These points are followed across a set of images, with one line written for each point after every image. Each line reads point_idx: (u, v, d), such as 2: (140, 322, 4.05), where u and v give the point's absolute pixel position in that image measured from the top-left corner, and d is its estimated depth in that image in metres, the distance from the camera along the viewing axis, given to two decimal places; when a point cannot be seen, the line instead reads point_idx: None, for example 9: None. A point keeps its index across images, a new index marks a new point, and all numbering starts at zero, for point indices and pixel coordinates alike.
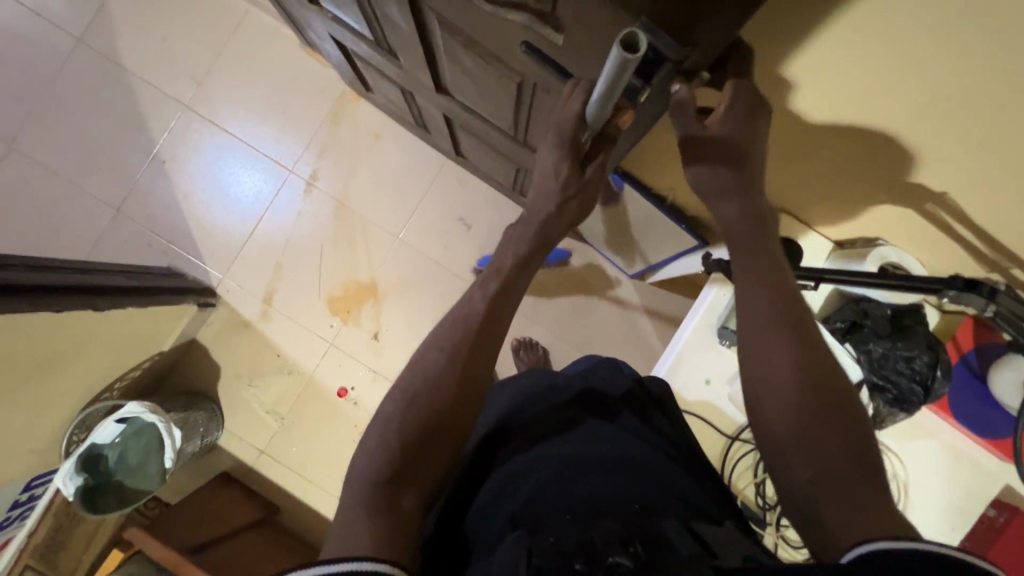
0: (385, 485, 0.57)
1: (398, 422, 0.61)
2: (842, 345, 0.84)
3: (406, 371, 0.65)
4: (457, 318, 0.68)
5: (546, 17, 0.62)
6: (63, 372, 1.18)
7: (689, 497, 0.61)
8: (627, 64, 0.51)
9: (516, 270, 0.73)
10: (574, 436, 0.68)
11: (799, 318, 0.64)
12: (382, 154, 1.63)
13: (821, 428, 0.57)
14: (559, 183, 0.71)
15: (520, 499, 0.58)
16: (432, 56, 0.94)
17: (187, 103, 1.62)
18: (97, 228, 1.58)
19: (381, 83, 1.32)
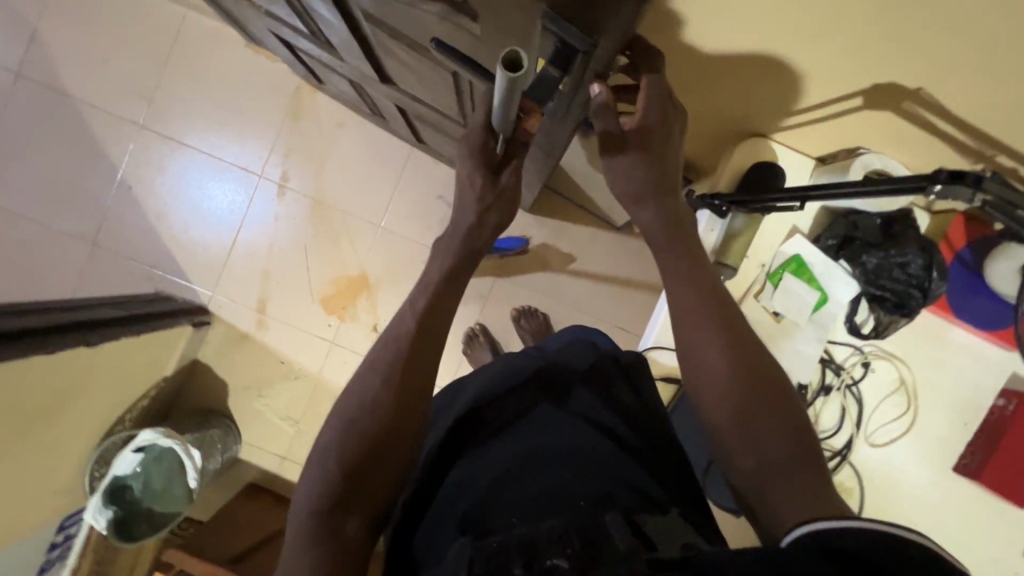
0: (325, 513, 0.59)
1: (335, 451, 0.62)
2: (836, 261, 0.84)
3: (343, 397, 0.65)
4: (386, 340, 0.68)
5: (459, 8, 0.57)
6: (68, 417, 1.17)
7: (639, 484, 0.64)
8: (514, 83, 0.50)
9: (444, 283, 0.71)
10: (527, 429, 0.70)
11: (722, 309, 0.67)
12: (348, 144, 1.59)
13: (754, 412, 0.61)
14: (476, 196, 0.71)
15: (471, 503, 0.62)
16: (369, 48, 0.89)
17: (141, 123, 1.57)
18: (76, 265, 1.55)
19: (331, 75, 1.27)
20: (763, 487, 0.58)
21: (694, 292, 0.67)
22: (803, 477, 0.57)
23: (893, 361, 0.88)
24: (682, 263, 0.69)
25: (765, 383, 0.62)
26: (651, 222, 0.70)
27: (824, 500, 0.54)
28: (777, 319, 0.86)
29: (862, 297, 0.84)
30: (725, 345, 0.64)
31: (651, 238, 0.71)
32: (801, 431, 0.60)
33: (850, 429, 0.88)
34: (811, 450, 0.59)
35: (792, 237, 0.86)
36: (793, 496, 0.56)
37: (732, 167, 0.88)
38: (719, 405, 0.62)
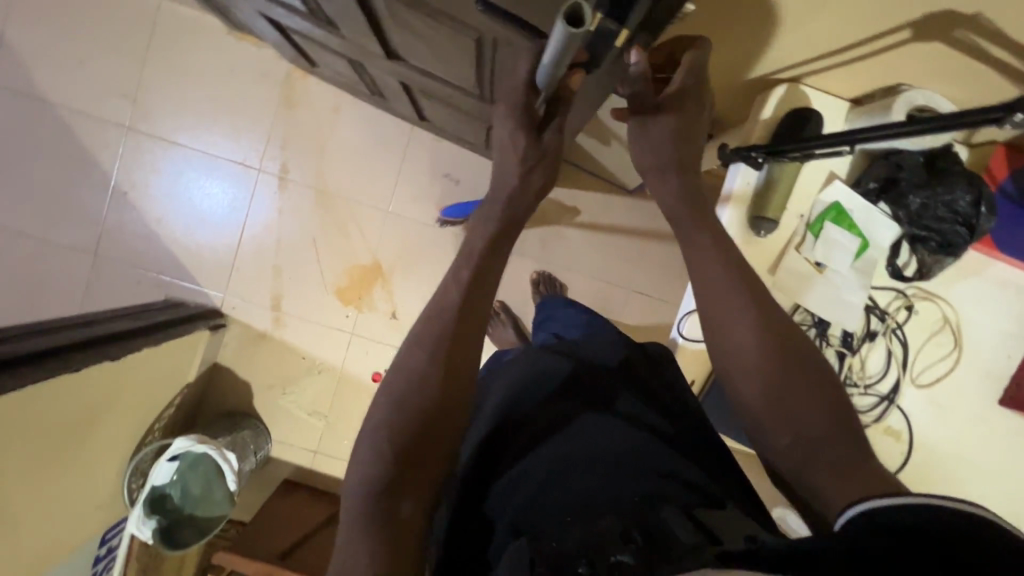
0: (379, 497, 0.56)
1: (388, 427, 0.58)
2: (876, 205, 0.83)
3: (389, 373, 0.62)
4: (431, 315, 0.64)
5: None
6: (100, 431, 1.16)
7: (690, 477, 0.63)
8: (574, 38, 0.47)
9: (488, 254, 0.67)
10: (568, 433, 0.68)
11: (750, 282, 0.65)
12: (347, 129, 1.53)
13: (788, 389, 0.60)
14: (518, 159, 0.67)
15: (516, 505, 0.61)
16: (375, 21, 0.84)
17: (128, 124, 1.50)
18: (81, 279, 1.51)
19: (325, 56, 1.21)
20: (799, 465, 0.58)
21: (721, 268, 0.66)
22: (846, 454, 0.56)
23: (937, 301, 0.87)
24: (702, 237, 0.68)
25: (795, 359, 0.61)
26: (672, 200, 0.70)
27: (870, 478, 0.54)
28: (819, 269, 0.84)
29: (903, 239, 0.83)
30: (756, 322, 0.63)
31: (674, 214, 0.70)
32: (840, 406, 0.59)
33: (896, 373, 0.87)
34: (852, 426, 0.58)
35: (830, 184, 0.83)
36: (836, 474, 0.55)
37: (765, 119, 0.83)
38: (753, 383, 0.61)
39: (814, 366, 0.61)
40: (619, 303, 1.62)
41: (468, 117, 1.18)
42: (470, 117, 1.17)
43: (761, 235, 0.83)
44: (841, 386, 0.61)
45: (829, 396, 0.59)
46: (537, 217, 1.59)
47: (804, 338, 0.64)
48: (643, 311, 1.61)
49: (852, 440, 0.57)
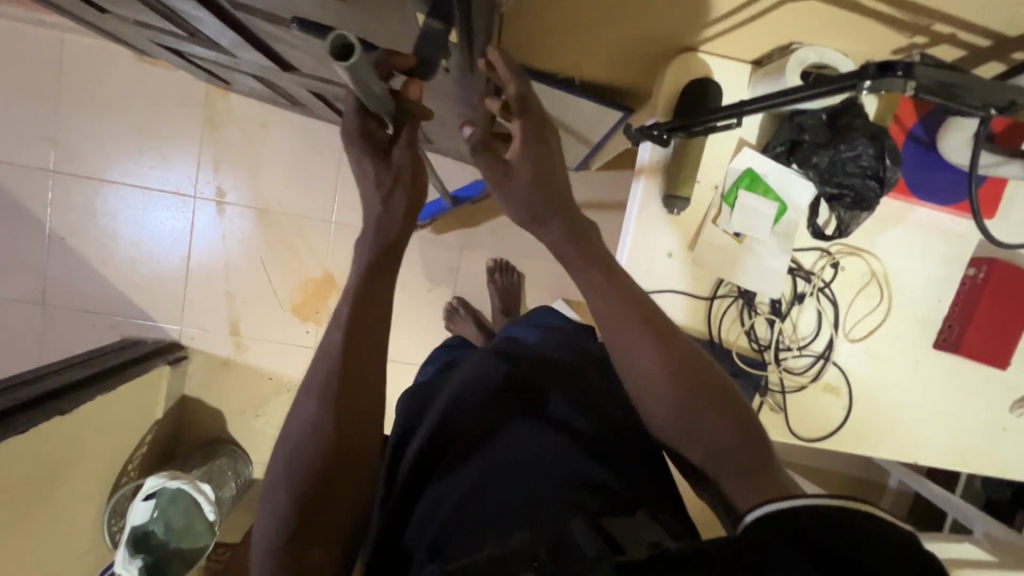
0: (285, 545, 0.60)
1: (286, 480, 0.60)
2: (788, 166, 0.81)
3: (288, 421, 0.63)
4: (319, 356, 0.64)
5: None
6: (69, 481, 1.17)
7: (598, 478, 0.66)
8: (354, 68, 0.48)
9: (364, 287, 0.64)
10: (497, 443, 0.70)
11: (646, 311, 0.71)
12: (278, 142, 1.50)
13: (690, 405, 0.66)
14: (376, 187, 0.63)
15: (437, 522, 0.62)
16: (255, 39, 0.81)
17: (53, 168, 1.46)
18: (33, 329, 1.49)
19: (233, 74, 1.18)
20: (715, 473, 0.65)
21: (619, 299, 0.70)
22: (753, 460, 0.64)
23: (860, 255, 0.86)
24: (595, 274, 0.72)
25: (698, 379, 0.67)
26: (556, 240, 0.70)
27: (771, 481, 0.62)
28: (738, 239, 0.83)
29: (819, 198, 0.82)
30: (656, 347, 0.69)
31: (560, 251, 0.71)
32: (743, 415, 0.66)
33: (828, 331, 0.88)
34: (755, 434, 0.65)
35: (740, 151, 0.82)
36: (744, 480, 0.62)
37: (664, 92, 0.80)
38: (658, 403, 0.68)
39: (714, 380, 0.68)
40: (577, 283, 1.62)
41: None
42: None
43: (675, 212, 0.82)
44: (742, 397, 0.68)
45: (734, 410, 0.66)
46: (485, 207, 1.58)
47: (703, 355, 0.70)
48: None
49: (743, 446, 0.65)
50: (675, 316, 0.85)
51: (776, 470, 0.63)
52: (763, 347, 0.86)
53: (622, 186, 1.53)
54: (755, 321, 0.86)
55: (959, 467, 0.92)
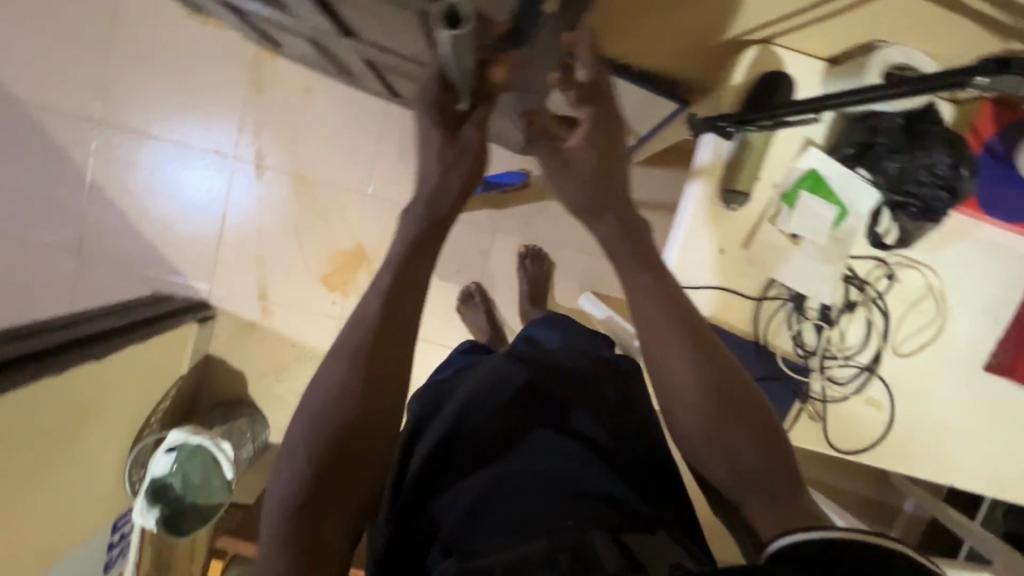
0: (294, 517, 0.58)
1: (304, 449, 0.59)
2: (854, 170, 0.79)
3: (309, 390, 0.62)
4: (353, 328, 0.62)
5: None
6: (96, 427, 1.18)
7: (619, 496, 0.69)
8: (457, 37, 0.50)
9: (404, 258, 0.65)
10: (518, 452, 0.71)
11: (689, 320, 0.68)
12: (321, 110, 1.49)
13: (722, 422, 0.64)
14: (439, 160, 0.67)
15: (453, 518, 0.65)
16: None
17: (98, 118, 1.47)
18: (67, 276, 1.51)
19: (286, 36, 1.17)
20: (738, 495, 0.64)
21: (658, 305, 0.68)
22: (780, 487, 0.63)
23: (917, 269, 0.84)
24: (643, 276, 0.70)
25: (735, 397, 0.65)
26: (613, 234, 0.72)
27: (795, 511, 0.62)
28: (795, 241, 0.82)
29: (883, 205, 0.80)
30: (695, 358, 0.66)
31: (615, 249, 0.73)
32: (776, 440, 0.65)
33: (876, 344, 0.86)
34: (786, 461, 0.64)
35: (805, 151, 0.79)
36: (768, 510, 0.63)
37: (734, 86, 0.79)
38: (689, 416, 0.66)
39: (750, 399, 0.66)
40: (606, 277, 1.60)
41: None
42: None
43: (734, 208, 0.80)
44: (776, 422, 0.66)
45: (767, 434, 0.64)
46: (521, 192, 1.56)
47: (743, 372, 0.67)
48: None
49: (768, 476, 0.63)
50: (721, 313, 0.83)
51: (803, 499, 0.63)
52: (808, 353, 0.85)
53: (660, 182, 1.51)
54: (802, 325, 0.84)
55: (992, 494, 0.89)
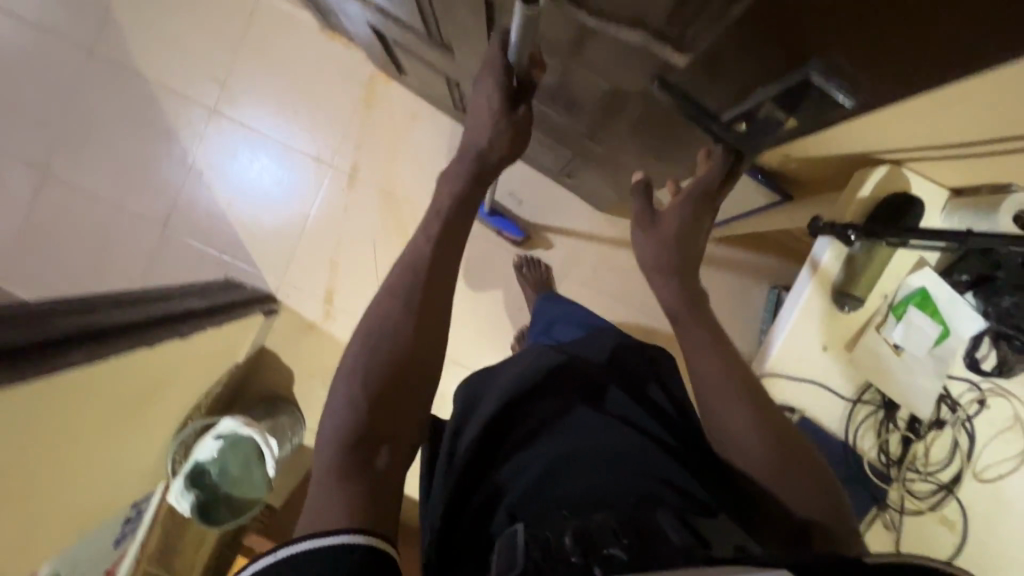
0: (353, 445, 0.61)
1: (361, 375, 0.65)
2: (962, 296, 0.84)
3: (365, 322, 0.69)
4: (405, 267, 0.72)
5: (666, 36, 0.56)
6: (160, 399, 1.20)
7: (678, 482, 0.70)
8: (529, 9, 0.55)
9: (456, 218, 0.74)
10: (560, 431, 0.75)
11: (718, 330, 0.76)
12: (421, 136, 1.57)
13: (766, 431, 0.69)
14: (493, 120, 0.73)
15: (517, 492, 0.67)
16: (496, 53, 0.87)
17: (212, 106, 1.55)
18: (148, 248, 1.56)
19: (418, 68, 1.24)
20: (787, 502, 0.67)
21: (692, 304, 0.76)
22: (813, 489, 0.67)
23: (1008, 397, 0.86)
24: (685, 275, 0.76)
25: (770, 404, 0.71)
26: (674, 298, 0.75)
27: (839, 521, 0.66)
28: (897, 352, 0.85)
29: (986, 334, 0.84)
30: (728, 367, 0.72)
31: (675, 314, 0.76)
32: (802, 447, 0.70)
33: (958, 465, 0.87)
34: (813, 462, 0.69)
35: (919, 269, 0.84)
36: (803, 499, 0.66)
37: (861, 196, 0.81)
38: (734, 421, 0.70)
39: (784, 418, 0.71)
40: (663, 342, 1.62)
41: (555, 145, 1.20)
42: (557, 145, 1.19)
43: (844, 309, 0.84)
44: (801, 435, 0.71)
45: (794, 446, 0.69)
46: (594, 246, 1.61)
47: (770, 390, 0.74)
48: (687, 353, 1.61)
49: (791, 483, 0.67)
50: (814, 409, 0.86)
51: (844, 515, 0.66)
52: (892, 462, 0.86)
53: (732, 261, 1.56)
54: (891, 434, 0.86)
55: None
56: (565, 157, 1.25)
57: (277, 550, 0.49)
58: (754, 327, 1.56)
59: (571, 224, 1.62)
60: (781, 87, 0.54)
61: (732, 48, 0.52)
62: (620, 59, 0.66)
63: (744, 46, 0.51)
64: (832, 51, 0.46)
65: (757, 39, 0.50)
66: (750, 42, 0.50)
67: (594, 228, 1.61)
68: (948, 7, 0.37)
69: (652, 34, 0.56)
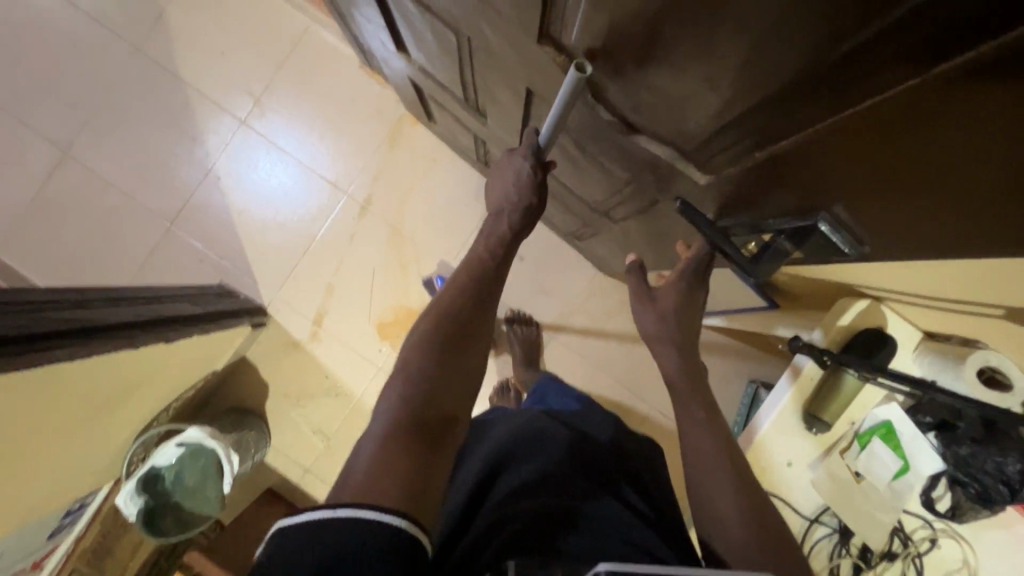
0: (406, 422, 0.56)
1: (423, 345, 0.63)
2: (924, 434, 0.87)
3: (426, 310, 0.68)
4: (470, 267, 0.74)
5: (688, 157, 0.62)
6: (130, 399, 1.19)
7: (658, 551, 0.65)
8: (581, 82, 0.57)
9: (512, 238, 0.78)
10: (548, 488, 0.69)
11: (690, 431, 0.78)
12: (439, 180, 1.62)
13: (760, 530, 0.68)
14: (531, 191, 0.78)
15: (508, 532, 0.62)
16: (522, 132, 0.91)
17: (242, 118, 1.60)
18: (151, 241, 1.58)
19: (448, 121, 1.30)
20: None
21: (681, 360, 0.82)
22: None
23: (958, 540, 0.88)
24: (698, 294, 0.85)
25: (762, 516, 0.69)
26: (676, 367, 0.82)
27: None
28: (857, 479, 0.89)
29: (943, 476, 0.86)
30: (719, 453, 0.74)
31: (678, 386, 0.81)
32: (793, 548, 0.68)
33: None
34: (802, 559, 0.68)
35: (887, 404, 0.89)
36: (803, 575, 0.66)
37: (841, 325, 0.87)
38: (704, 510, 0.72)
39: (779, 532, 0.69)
40: (638, 418, 1.63)
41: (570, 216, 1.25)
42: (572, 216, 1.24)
43: (812, 431, 0.89)
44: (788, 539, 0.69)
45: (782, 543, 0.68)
46: (586, 312, 1.64)
47: None
48: (659, 432, 1.63)
49: (772, 554, 0.65)
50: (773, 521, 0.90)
51: None
52: None
53: (716, 350, 1.59)
54: (843, 561, 0.88)
55: None
56: (576, 226, 1.30)
57: (338, 509, 0.45)
58: (728, 416, 1.58)
59: (568, 286, 1.64)
60: (791, 224, 0.59)
61: (752, 183, 0.58)
62: (640, 165, 0.71)
63: (761, 182, 0.57)
64: (845, 204, 0.51)
65: (774, 183, 0.55)
66: (764, 173, 0.55)
67: (589, 294, 1.64)
68: (965, 159, 0.37)
69: (674, 153, 0.62)
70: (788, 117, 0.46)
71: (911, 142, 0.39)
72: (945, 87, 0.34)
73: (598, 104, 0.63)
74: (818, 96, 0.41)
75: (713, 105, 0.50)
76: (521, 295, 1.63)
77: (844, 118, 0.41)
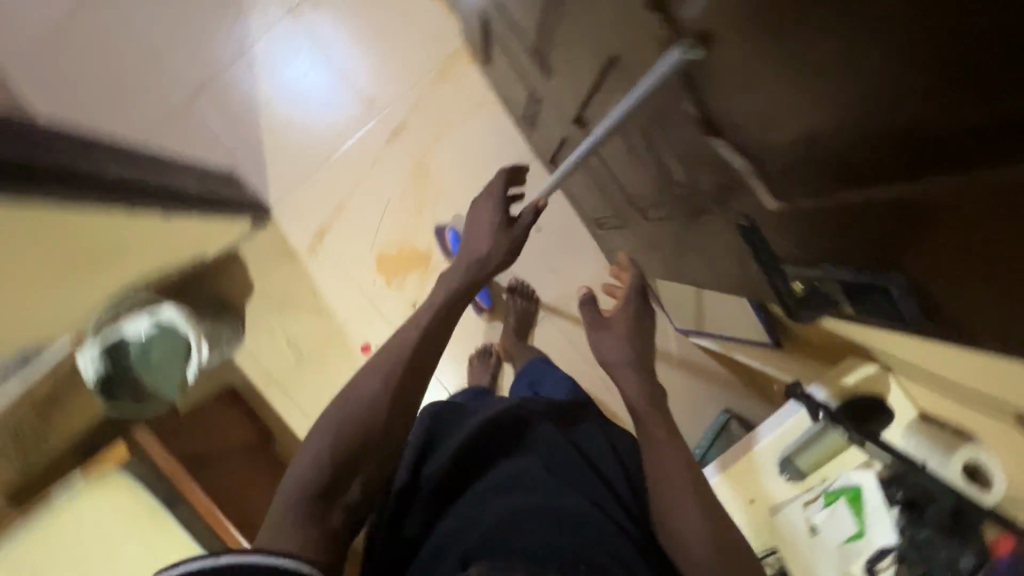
0: (327, 473, 0.64)
1: (359, 390, 0.70)
2: (890, 508, 0.85)
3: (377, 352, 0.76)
4: (426, 308, 0.81)
5: (766, 175, 0.53)
6: (99, 259, 1.15)
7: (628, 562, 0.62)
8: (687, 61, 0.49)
9: (474, 285, 0.85)
10: (515, 486, 0.69)
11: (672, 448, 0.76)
12: (477, 128, 1.55)
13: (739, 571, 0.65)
14: (505, 235, 0.89)
15: (479, 531, 0.63)
16: (586, 102, 0.86)
17: (291, 6, 1.50)
18: (168, 109, 1.50)
19: (506, 69, 1.23)
20: None
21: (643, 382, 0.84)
22: None
23: None
24: (646, 319, 0.93)
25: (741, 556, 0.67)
26: (637, 396, 0.82)
27: None
28: (811, 531, 0.94)
29: (893, 551, 0.84)
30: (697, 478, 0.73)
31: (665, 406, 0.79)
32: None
33: None
34: None
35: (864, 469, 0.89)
36: None
37: (845, 381, 0.88)
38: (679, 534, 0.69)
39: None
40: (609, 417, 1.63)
41: (602, 202, 1.20)
42: (604, 204, 1.20)
43: (784, 475, 0.96)
44: None
45: None
46: None
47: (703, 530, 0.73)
48: None
49: None
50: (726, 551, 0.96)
51: None
52: None
53: (704, 373, 1.59)
54: None
55: None
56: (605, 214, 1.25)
57: (222, 555, 0.49)
58: (693, 438, 1.59)
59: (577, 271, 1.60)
60: (853, 278, 0.52)
61: (829, 230, 0.51)
62: (703, 167, 0.63)
63: (841, 230, 0.50)
64: (927, 279, 0.44)
65: (840, 232, 0.50)
66: (848, 220, 0.48)
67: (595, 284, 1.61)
68: None
69: (751, 169, 0.54)
70: (899, 164, 0.39)
71: (963, 240, 0.38)
72: (1002, 194, 0.33)
73: (687, 93, 0.55)
74: (944, 149, 0.34)
75: (819, 124, 0.42)
76: (529, 267, 1.59)
77: (959, 185, 0.35)
